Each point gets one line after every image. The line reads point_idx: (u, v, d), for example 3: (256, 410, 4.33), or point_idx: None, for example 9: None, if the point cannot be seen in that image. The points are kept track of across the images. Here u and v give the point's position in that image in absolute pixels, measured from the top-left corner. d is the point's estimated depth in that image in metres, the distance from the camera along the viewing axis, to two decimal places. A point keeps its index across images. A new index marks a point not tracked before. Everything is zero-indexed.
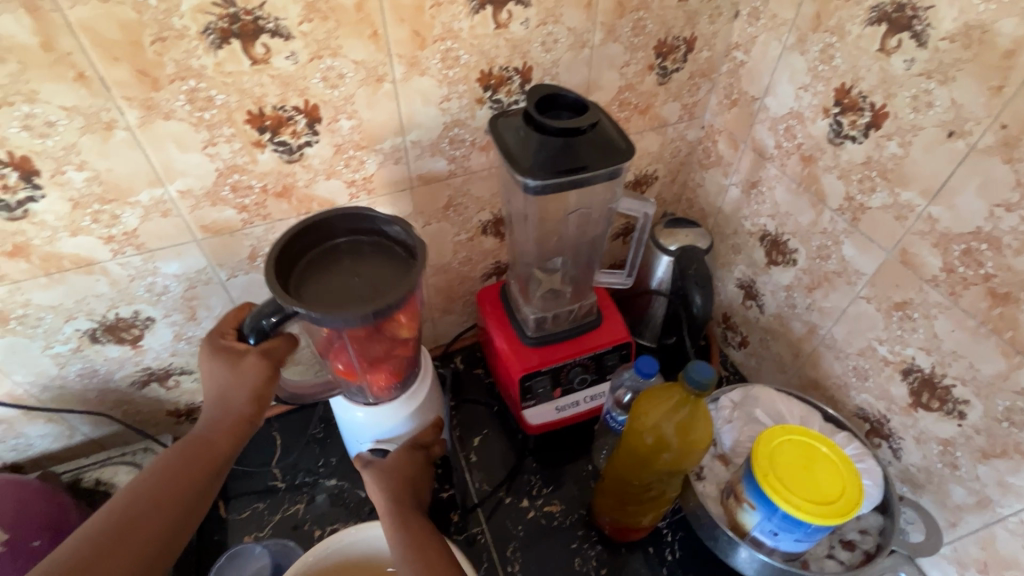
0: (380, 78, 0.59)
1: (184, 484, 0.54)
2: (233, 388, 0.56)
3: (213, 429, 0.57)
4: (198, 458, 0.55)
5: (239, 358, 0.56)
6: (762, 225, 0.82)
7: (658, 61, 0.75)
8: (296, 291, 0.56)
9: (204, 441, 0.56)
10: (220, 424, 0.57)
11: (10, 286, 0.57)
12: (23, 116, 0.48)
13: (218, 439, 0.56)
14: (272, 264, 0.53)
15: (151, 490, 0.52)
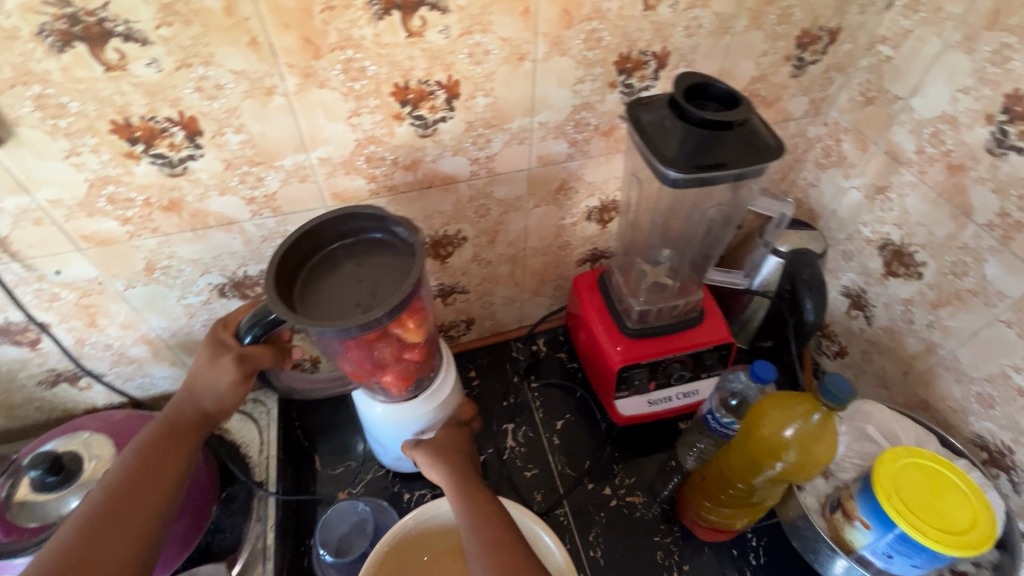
0: (522, 56, 0.58)
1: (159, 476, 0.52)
2: (206, 382, 0.56)
3: (178, 419, 0.57)
4: (166, 452, 0.54)
5: (216, 353, 0.57)
6: (884, 233, 0.77)
7: (797, 51, 0.71)
8: (296, 297, 0.56)
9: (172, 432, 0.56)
10: (181, 419, 0.57)
11: (161, 239, 0.61)
12: (198, 78, 0.49)
13: (185, 430, 0.56)
14: (271, 278, 0.52)
15: (125, 485, 0.50)
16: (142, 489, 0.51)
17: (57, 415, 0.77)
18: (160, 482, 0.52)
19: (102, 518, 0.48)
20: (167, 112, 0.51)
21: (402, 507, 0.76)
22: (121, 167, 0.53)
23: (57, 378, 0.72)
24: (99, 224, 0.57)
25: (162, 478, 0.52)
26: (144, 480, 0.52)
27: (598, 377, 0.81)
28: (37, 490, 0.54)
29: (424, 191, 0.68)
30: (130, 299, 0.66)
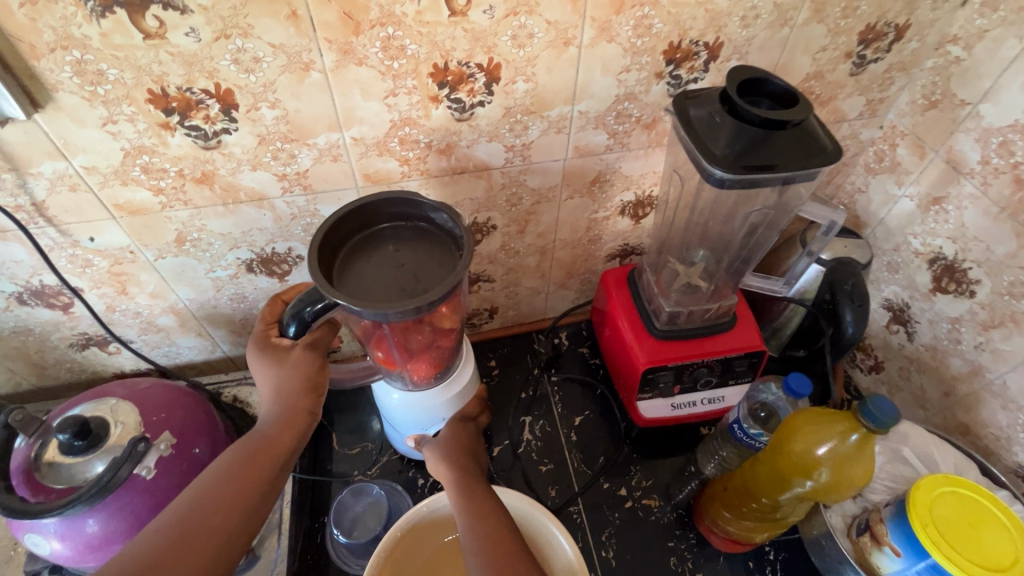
0: (567, 41, 0.56)
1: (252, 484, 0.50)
2: (290, 382, 0.57)
3: (273, 424, 0.55)
4: (262, 457, 0.52)
5: (286, 353, 0.59)
6: (936, 246, 0.73)
7: (859, 48, 0.67)
8: (336, 277, 0.55)
9: (267, 438, 0.54)
10: (281, 424, 0.55)
11: (192, 211, 0.60)
12: (236, 50, 0.48)
13: (280, 435, 0.55)
14: (316, 252, 0.51)
15: (218, 490, 0.49)
16: (234, 498, 0.49)
17: (87, 377, 0.78)
18: (249, 490, 0.50)
19: (190, 524, 0.46)
20: (203, 84, 0.50)
21: (416, 493, 0.76)
22: (156, 137, 0.52)
23: (87, 342, 0.73)
24: (133, 194, 0.57)
25: (252, 486, 0.50)
26: (237, 489, 0.50)
27: (621, 377, 0.79)
28: (63, 452, 0.55)
29: (457, 176, 0.66)
30: (160, 269, 0.66)
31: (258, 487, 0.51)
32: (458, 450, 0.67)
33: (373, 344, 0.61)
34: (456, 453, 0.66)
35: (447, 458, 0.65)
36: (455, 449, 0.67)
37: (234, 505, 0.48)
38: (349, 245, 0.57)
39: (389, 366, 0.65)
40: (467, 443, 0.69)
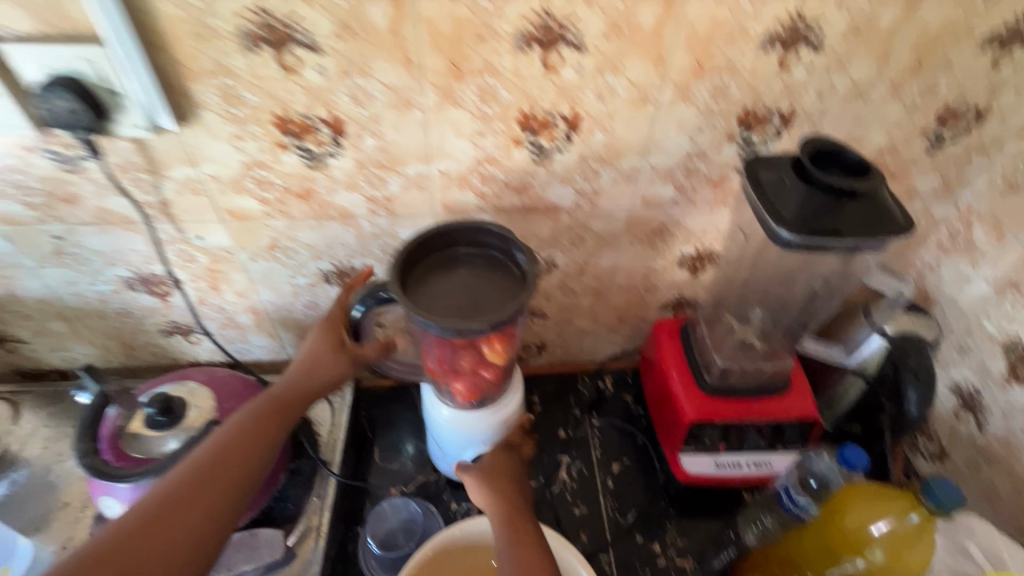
0: (647, 100, 0.60)
1: (257, 446, 0.57)
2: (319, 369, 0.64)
3: (284, 393, 0.62)
4: (269, 421, 0.59)
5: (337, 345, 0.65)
6: (1012, 332, 0.70)
7: (936, 127, 0.67)
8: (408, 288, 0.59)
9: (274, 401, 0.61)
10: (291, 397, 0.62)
11: (288, 222, 0.67)
12: (353, 86, 0.55)
13: (288, 405, 0.62)
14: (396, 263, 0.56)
15: (229, 445, 0.55)
16: (242, 456, 0.56)
17: (166, 362, 0.85)
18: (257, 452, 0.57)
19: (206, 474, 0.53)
20: (321, 113, 0.57)
21: (449, 515, 0.77)
22: (272, 154, 0.59)
23: (175, 330, 0.80)
24: (242, 201, 0.64)
25: (259, 447, 0.57)
26: (247, 450, 0.56)
27: (665, 427, 0.79)
28: (147, 425, 0.60)
29: (527, 214, 0.70)
30: (250, 270, 0.73)
31: (263, 449, 0.57)
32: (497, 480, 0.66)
33: (425, 353, 0.65)
34: (500, 484, 0.66)
35: (490, 487, 0.65)
36: (495, 478, 0.67)
37: (242, 461, 0.55)
38: (425, 262, 0.61)
39: (435, 378, 0.69)
40: (508, 470, 0.68)
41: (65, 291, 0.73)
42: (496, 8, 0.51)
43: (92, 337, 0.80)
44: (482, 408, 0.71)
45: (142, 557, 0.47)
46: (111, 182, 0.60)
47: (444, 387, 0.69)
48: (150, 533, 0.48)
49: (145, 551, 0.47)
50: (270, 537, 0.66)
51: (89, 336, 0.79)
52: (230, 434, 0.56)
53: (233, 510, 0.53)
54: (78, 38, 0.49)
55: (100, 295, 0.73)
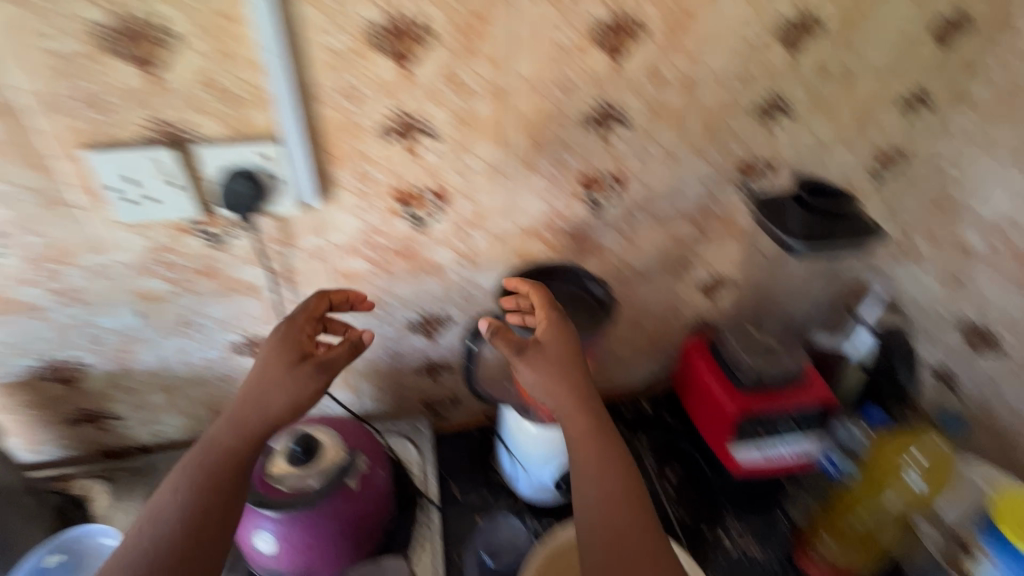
0: (673, 159, 0.79)
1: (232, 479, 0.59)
2: (276, 391, 0.63)
3: (262, 395, 0.63)
4: (248, 444, 0.61)
5: (296, 363, 0.65)
6: (962, 314, 0.90)
7: (875, 166, 0.90)
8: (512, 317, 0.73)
9: (243, 403, 0.62)
10: (242, 411, 0.62)
11: (389, 278, 0.79)
12: (458, 162, 0.70)
13: (241, 416, 0.62)
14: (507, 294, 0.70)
15: (189, 503, 0.57)
16: (211, 499, 0.57)
17: None
18: (225, 483, 0.59)
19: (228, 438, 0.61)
20: (430, 185, 0.71)
21: (539, 530, 0.85)
22: (388, 221, 0.73)
23: None
24: (355, 262, 0.76)
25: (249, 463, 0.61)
26: (202, 485, 0.58)
27: (710, 428, 0.91)
28: (292, 462, 0.66)
29: (581, 256, 0.85)
30: (348, 326, 0.82)
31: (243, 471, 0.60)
32: (600, 448, 0.64)
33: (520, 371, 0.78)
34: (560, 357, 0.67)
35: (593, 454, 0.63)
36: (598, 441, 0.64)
37: (207, 509, 0.57)
38: (520, 297, 0.75)
39: (525, 398, 0.79)
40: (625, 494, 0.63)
41: (175, 362, 0.79)
42: (568, 100, 0.69)
43: (187, 407, 0.85)
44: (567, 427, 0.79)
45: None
46: (249, 254, 0.71)
47: (533, 408, 0.78)
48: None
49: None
50: (397, 565, 0.72)
51: (182, 406, 0.85)
52: (202, 468, 0.59)
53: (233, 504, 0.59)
54: (256, 139, 0.62)
55: (208, 362, 0.81)
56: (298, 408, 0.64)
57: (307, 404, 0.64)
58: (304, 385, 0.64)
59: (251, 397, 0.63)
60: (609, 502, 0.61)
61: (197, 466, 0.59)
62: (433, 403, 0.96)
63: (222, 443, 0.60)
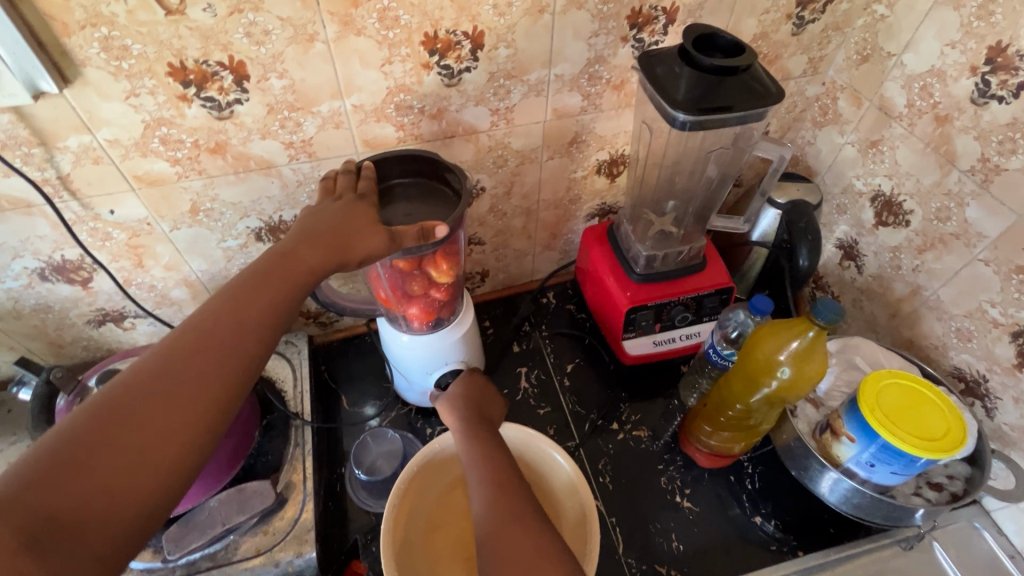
0: (542, 9, 0.63)
1: (247, 344, 0.47)
2: (351, 242, 0.55)
3: (303, 252, 0.53)
4: (275, 299, 0.50)
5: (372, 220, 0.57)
6: (875, 185, 0.82)
7: (797, 10, 0.75)
8: None
9: (292, 264, 0.52)
10: (297, 263, 0.53)
11: (206, 181, 0.65)
12: (248, 23, 0.54)
13: (308, 269, 0.53)
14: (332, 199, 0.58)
15: (198, 339, 0.45)
16: (222, 322, 0.47)
17: (102, 355, 0.82)
18: (253, 337, 0.48)
19: (268, 270, 0.51)
20: (218, 57, 0.55)
21: (427, 438, 0.81)
22: (175, 109, 0.57)
23: (104, 319, 0.77)
24: (151, 165, 0.61)
25: (272, 320, 0.49)
26: (247, 321, 0.48)
27: (607, 321, 0.87)
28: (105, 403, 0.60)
29: (447, 140, 0.72)
30: (175, 241, 0.70)
31: (268, 326, 0.49)
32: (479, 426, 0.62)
33: (376, 282, 0.68)
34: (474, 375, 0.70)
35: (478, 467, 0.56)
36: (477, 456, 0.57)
37: (216, 370, 0.45)
38: None
39: (390, 307, 0.72)
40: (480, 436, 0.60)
41: None
42: None
43: (10, 342, 0.75)
44: (437, 332, 0.73)
45: (82, 519, 0.36)
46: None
47: (400, 314, 0.72)
48: (74, 470, 0.37)
49: (96, 530, 0.36)
50: (259, 488, 0.68)
51: (3, 342, 0.74)
52: (182, 334, 0.46)
53: (256, 322, 0.48)
54: None
55: (11, 292, 0.69)
56: (357, 260, 0.55)
57: (360, 263, 0.56)
58: (370, 249, 0.55)
59: (274, 267, 0.52)
60: (497, 504, 0.50)
61: (188, 327, 0.46)
62: (317, 315, 0.89)
63: (220, 310, 0.48)
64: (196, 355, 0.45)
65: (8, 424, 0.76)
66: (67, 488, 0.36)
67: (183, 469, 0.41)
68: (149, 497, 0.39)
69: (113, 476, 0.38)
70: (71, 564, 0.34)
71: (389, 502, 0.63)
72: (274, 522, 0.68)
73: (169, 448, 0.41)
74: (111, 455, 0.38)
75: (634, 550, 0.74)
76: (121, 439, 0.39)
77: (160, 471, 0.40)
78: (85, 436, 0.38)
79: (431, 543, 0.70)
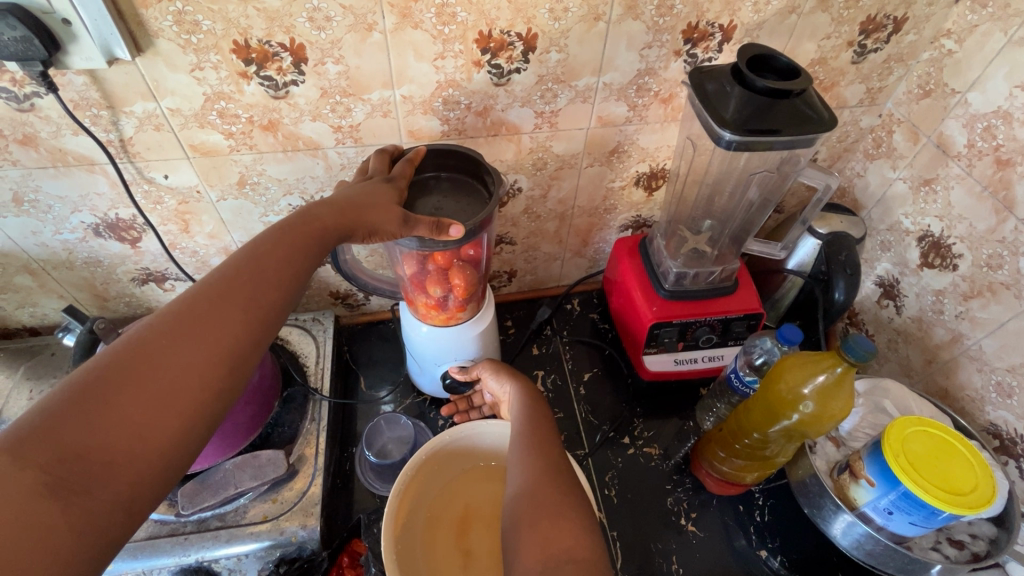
0: (598, 17, 0.63)
1: (263, 302, 0.48)
2: (371, 212, 0.56)
3: (321, 214, 0.54)
4: (290, 258, 0.51)
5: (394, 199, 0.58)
6: (925, 225, 0.79)
7: (860, 38, 0.73)
8: None
9: (309, 225, 0.53)
10: (315, 228, 0.54)
11: (256, 156, 0.67)
12: (312, 9, 0.56)
13: (323, 229, 0.54)
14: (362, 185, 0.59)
15: (212, 292, 0.46)
16: (239, 277, 0.48)
17: (142, 312, 0.86)
18: (269, 293, 0.49)
19: (283, 233, 0.52)
20: (279, 38, 0.57)
21: (438, 429, 0.82)
22: (235, 85, 0.60)
23: (147, 278, 0.80)
24: (207, 136, 0.64)
25: (290, 279, 0.51)
26: (267, 280, 0.49)
27: (629, 335, 0.86)
28: None
29: (490, 138, 0.73)
30: (221, 211, 0.73)
31: (288, 283, 0.51)
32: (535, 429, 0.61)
33: (402, 265, 0.69)
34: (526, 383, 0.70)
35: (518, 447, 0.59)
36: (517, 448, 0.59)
37: (235, 324, 0.46)
38: None
39: (411, 294, 0.72)
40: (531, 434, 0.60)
41: (28, 242, 0.72)
42: None
43: (61, 290, 0.79)
44: (454, 324, 0.74)
45: (104, 460, 0.36)
46: (67, 120, 0.60)
47: (419, 304, 0.73)
48: (98, 412, 0.38)
49: (116, 472, 0.37)
50: (273, 457, 0.71)
51: (55, 288, 0.79)
52: (202, 287, 0.46)
53: (275, 280, 0.50)
54: None
55: (66, 244, 0.73)
56: (372, 229, 0.56)
57: (371, 231, 0.57)
58: (384, 214, 0.56)
59: (292, 228, 0.53)
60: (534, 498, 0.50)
61: (208, 281, 0.47)
62: (345, 297, 0.91)
63: (239, 267, 0.49)
64: (210, 305, 0.46)
65: (49, 367, 0.80)
66: (89, 429, 0.37)
67: (204, 416, 0.42)
68: (170, 442, 0.40)
69: (137, 418, 0.39)
70: (91, 504, 0.35)
71: (395, 487, 0.65)
72: (284, 491, 0.69)
73: (187, 398, 0.41)
74: (134, 400, 0.39)
75: (632, 567, 0.73)
76: (142, 385, 0.40)
77: (179, 416, 0.41)
78: (107, 380, 0.39)
79: (430, 533, 0.70)
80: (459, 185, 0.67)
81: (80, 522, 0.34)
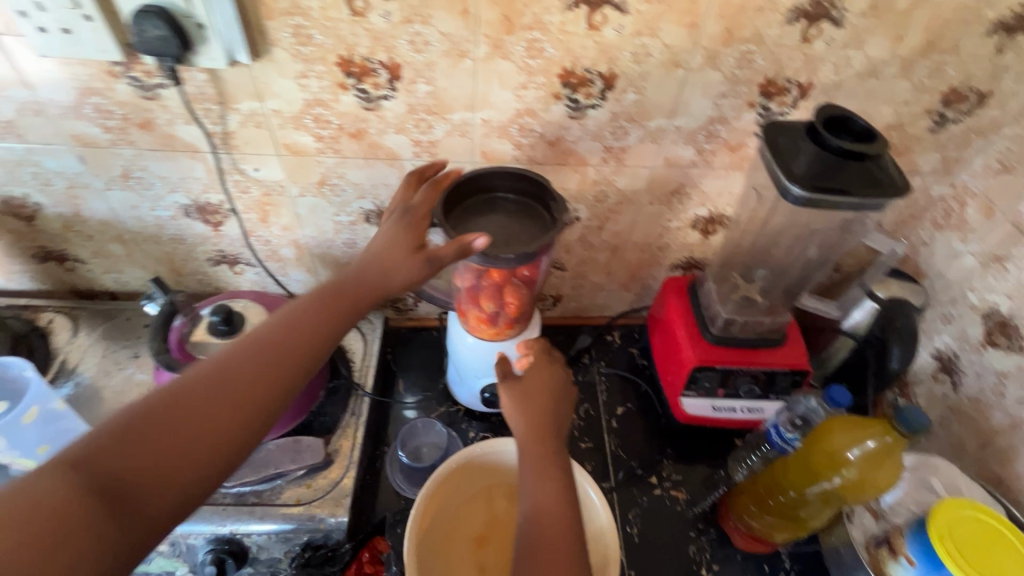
0: (678, 64, 0.65)
1: (303, 348, 0.51)
2: (404, 264, 0.59)
3: (352, 282, 0.57)
4: (328, 311, 0.55)
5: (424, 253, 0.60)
6: (992, 302, 0.76)
7: (940, 108, 0.72)
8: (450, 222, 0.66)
9: (348, 283, 0.57)
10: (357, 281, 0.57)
11: (339, 160, 0.72)
12: (413, 33, 0.61)
13: (355, 295, 0.57)
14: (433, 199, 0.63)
15: (257, 341, 0.50)
16: (283, 326, 0.51)
17: (211, 291, 0.92)
18: (305, 344, 0.51)
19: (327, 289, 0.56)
20: (380, 56, 0.62)
21: (468, 441, 0.84)
22: (333, 94, 0.65)
23: (221, 260, 0.86)
24: (299, 137, 0.69)
25: (328, 331, 0.54)
26: (308, 329, 0.52)
27: (668, 374, 0.86)
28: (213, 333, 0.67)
29: (557, 167, 0.76)
30: (298, 206, 0.78)
31: (326, 335, 0.53)
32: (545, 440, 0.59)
33: (460, 278, 0.72)
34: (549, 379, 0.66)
35: (527, 462, 0.57)
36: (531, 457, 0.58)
37: (275, 364, 0.49)
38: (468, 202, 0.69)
39: (463, 306, 0.75)
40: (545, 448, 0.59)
41: (126, 214, 0.79)
42: None
43: (144, 261, 0.86)
44: (499, 340, 0.76)
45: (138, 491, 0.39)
46: (184, 109, 0.66)
47: (469, 316, 0.75)
48: (142, 441, 0.41)
49: (149, 499, 0.39)
50: (312, 444, 0.74)
51: (140, 259, 0.85)
52: (250, 337, 0.50)
53: (314, 329, 0.53)
54: None
55: (158, 220, 0.80)
56: (400, 285, 0.59)
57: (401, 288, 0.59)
58: (414, 274, 0.59)
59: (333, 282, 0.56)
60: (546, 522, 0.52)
61: (256, 331, 0.51)
62: (396, 301, 0.95)
63: (285, 317, 0.52)
64: (253, 353, 0.49)
65: (122, 330, 0.86)
66: (131, 456, 0.40)
67: (236, 453, 0.45)
68: (201, 478, 0.42)
69: (172, 450, 0.41)
70: (134, 526, 0.38)
71: (422, 493, 0.66)
72: (314, 489, 0.72)
73: (223, 433, 0.44)
74: (174, 435, 0.42)
75: None
76: (184, 422, 0.43)
77: (204, 463, 0.43)
78: (154, 415, 0.42)
79: (449, 541, 0.71)
80: (526, 208, 0.69)
81: (118, 542, 0.37)
